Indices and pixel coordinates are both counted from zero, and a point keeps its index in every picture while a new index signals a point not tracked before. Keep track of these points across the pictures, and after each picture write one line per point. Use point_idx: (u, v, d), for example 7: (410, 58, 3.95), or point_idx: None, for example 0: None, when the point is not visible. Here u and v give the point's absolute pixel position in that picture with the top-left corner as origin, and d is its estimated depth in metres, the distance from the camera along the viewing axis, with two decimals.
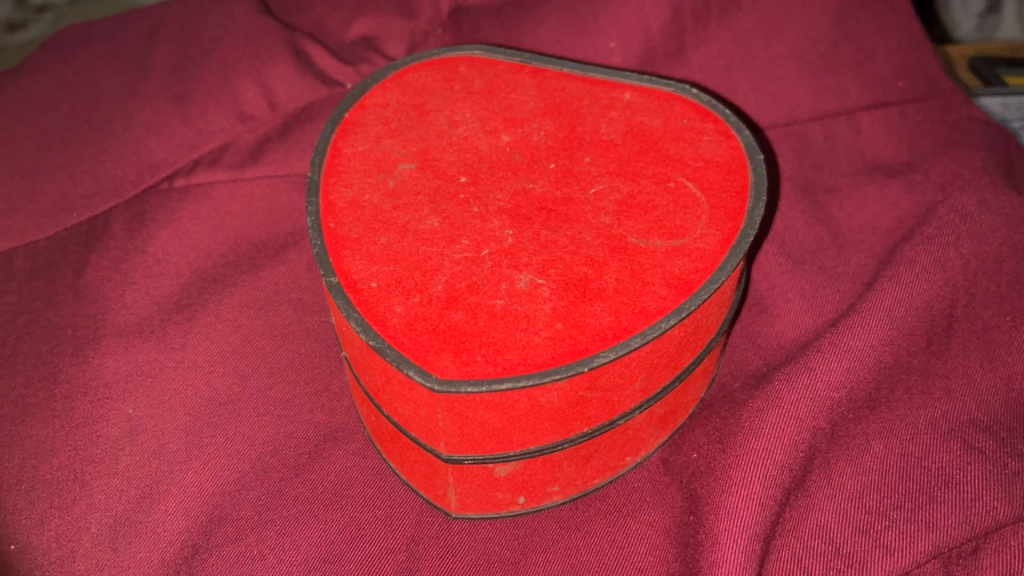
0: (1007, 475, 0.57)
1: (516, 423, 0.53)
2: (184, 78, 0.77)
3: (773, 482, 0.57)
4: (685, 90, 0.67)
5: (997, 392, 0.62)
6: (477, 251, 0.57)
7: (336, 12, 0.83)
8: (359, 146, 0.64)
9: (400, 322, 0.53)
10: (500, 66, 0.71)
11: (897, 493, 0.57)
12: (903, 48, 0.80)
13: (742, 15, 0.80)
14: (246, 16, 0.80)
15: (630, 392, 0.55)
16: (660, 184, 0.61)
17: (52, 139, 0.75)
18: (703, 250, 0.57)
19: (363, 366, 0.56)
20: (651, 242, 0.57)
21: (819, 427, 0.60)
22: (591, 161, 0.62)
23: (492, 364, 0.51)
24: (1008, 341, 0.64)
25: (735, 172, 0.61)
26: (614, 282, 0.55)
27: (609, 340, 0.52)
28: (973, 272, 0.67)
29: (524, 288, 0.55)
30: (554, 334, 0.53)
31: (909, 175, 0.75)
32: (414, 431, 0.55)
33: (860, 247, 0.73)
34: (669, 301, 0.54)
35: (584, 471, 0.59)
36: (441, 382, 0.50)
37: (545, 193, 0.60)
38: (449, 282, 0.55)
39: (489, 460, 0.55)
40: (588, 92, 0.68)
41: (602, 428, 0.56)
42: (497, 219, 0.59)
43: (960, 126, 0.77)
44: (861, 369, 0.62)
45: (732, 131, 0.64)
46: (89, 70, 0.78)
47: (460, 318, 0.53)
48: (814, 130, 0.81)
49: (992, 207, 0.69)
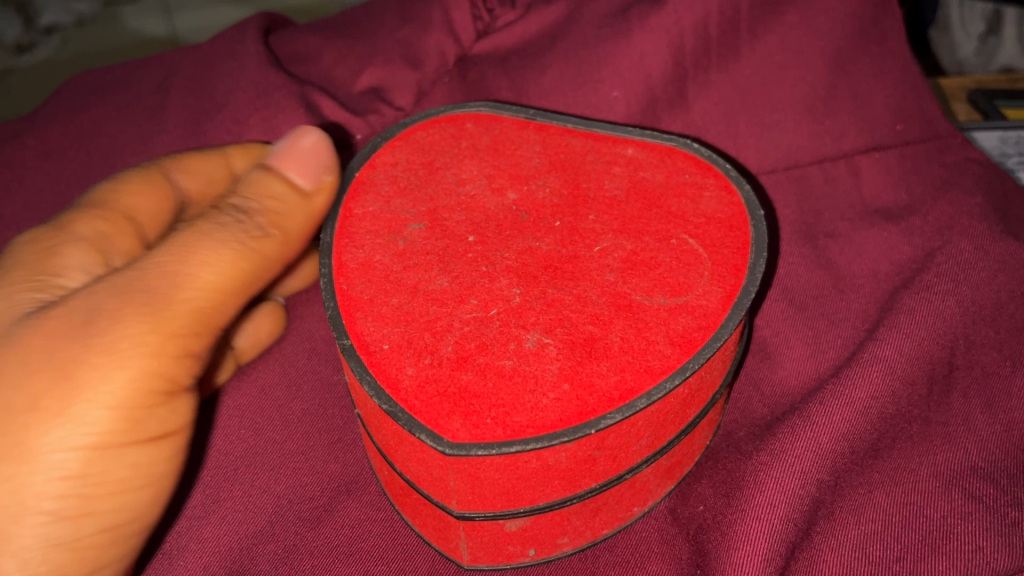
0: (1006, 525, 0.58)
1: (527, 482, 0.54)
2: (198, 132, 0.82)
3: (779, 534, 0.59)
4: (686, 145, 0.69)
5: (997, 438, 0.63)
6: (486, 311, 0.58)
7: (342, 62, 0.86)
8: (369, 207, 0.65)
9: (411, 384, 0.55)
10: (505, 123, 0.72)
11: (900, 543, 0.58)
12: (898, 92, 0.82)
13: (741, 62, 0.82)
14: (253, 69, 0.83)
15: (637, 448, 0.57)
16: (663, 241, 0.62)
17: (72, 194, 0.81)
18: (706, 306, 0.58)
19: (376, 426, 0.58)
20: (655, 300, 0.59)
21: (822, 480, 0.62)
22: (594, 219, 0.64)
23: (502, 426, 0.53)
24: (1007, 385, 0.66)
25: (736, 228, 0.63)
26: (619, 341, 0.56)
27: (616, 401, 0.54)
28: (970, 322, 0.68)
29: (532, 348, 0.56)
30: (562, 395, 0.54)
31: (906, 219, 0.77)
32: (426, 488, 0.57)
33: (860, 291, 0.75)
34: (673, 359, 0.56)
35: (593, 523, 0.60)
36: (452, 445, 0.52)
37: (550, 252, 0.62)
38: (459, 343, 0.56)
39: (499, 516, 0.56)
40: (591, 147, 0.69)
41: (610, 483, 0.57)
42: (504, 277, 0.60)
43: (959, 166, 0.80)
44: (861, 420, 0.64)
45: (733, 186, 0.66)
46: (101, 124, 0.84)
47: (470, 379, 0.55)
48: (815, 174, 0.82)
49: (989, 255, 0.71)
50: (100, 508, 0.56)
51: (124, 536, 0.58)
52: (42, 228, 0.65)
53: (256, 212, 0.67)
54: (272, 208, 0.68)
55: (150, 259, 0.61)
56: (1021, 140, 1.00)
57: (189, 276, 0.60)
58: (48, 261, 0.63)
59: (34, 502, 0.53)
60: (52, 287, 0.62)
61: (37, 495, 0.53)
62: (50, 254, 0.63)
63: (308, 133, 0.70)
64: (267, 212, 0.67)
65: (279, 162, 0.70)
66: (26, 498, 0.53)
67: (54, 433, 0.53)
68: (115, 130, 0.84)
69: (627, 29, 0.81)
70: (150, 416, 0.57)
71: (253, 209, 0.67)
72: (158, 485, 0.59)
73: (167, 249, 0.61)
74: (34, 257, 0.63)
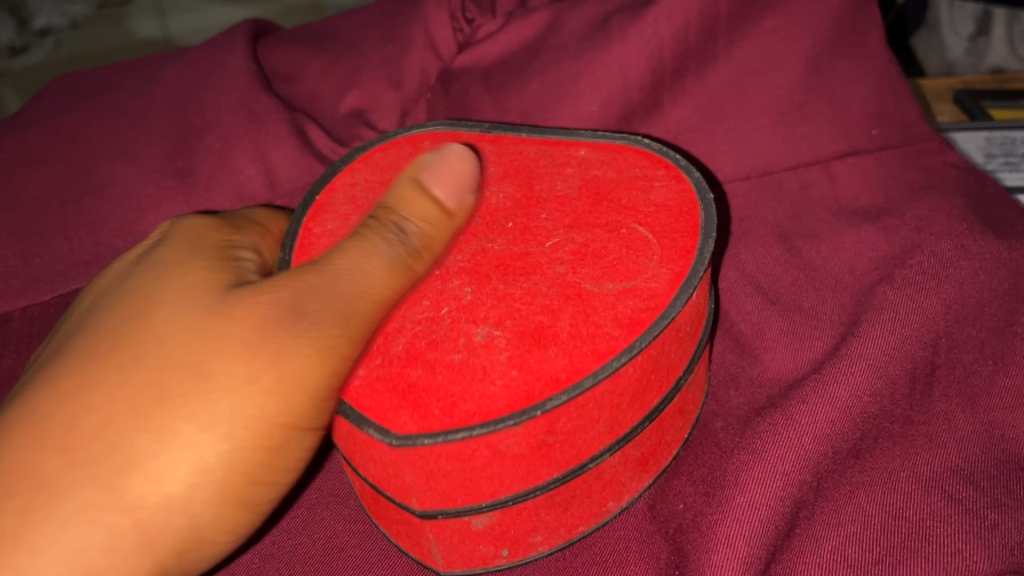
0: (986, 527, 0.58)
1: (482, 472, 0.53)
2: (186, 153, 0.82)
3: (760, 535, 0.59)
4: (636, 142, 0.68)
5: (979, 437, 0.63)
6: (438, 309, 0.57)
7: (329, 80, 0.88)
8: (329, 224, 0.65)
9: (361, 383, 0.55)
10: (462, 138, 0.71)
11: (880, 544, 0.58)
12: (877, 96, 0.82)
13: (718, 66, 0.81)
14: (245, 87, 0.84)
15: (594, 434, 0.55)
16: (612, 232, 0.61)
17: (49, 200, 0.81)
18: (654, 289, 0.57)
19: (333, 431, 0.57)
20: (604, 286, 0.57)
21: (804, 481, 0.61)
22: (546, 217, 0.63)
23: (449, 415, 0.52)
24: (987, 384, 0.66)
25: (686, 214, 0.62)
26: (569, 327, 0.55)
27: (562, 382, 0.52)
28: (951, 320, 0.68)
29: (481, 340, 0.55)
30: (510, 381, 0.53)
31: (884, 220, 0.77)
32: (388, 490, 0.56)
33: (836, 288, 0.75)
34: (620, 339, 0.54)
35: (563, 520, 0.59)
36: (398, 437, 0.51)
37: (503, 250, 0.61)
38: (409, 341, 0.56)
39: (462, 513, 0.56)
40: (544, 153, 0.69)
41: (572, 473, 0.56)
42: (456, 278, 0.59)
43: (936, 170, 0.80)
44: (839, 416, 0.64)
45: (683, 175, 0.65)
46: (79, 130, 0.84)
47: (419, 374, 0.54)
48: (790, 180, 0.83)
49: (970, 253, 0.71)
50: (233, 505, 0.54)
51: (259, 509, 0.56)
52: (216, 223, 0.66)
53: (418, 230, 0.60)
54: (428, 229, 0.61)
55: (336, 267, 0.57)
56: (1006, 140, 1.00)
57: (359, 289, 0.56)
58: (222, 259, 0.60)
59: (176, 491, 0.51)
60: (239, 271, 0.61)
61: (212, 458, 0.52)
62: (226, 249, 0.63)
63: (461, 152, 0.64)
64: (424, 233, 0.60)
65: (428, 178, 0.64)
66: (201, 463, 0.52)
67: (230, 422, 0.52)
68: (92, 133, 0.84)
69: (604, 36, 0.81)
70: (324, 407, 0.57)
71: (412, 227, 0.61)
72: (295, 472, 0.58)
73: (350, 260, 0.58)
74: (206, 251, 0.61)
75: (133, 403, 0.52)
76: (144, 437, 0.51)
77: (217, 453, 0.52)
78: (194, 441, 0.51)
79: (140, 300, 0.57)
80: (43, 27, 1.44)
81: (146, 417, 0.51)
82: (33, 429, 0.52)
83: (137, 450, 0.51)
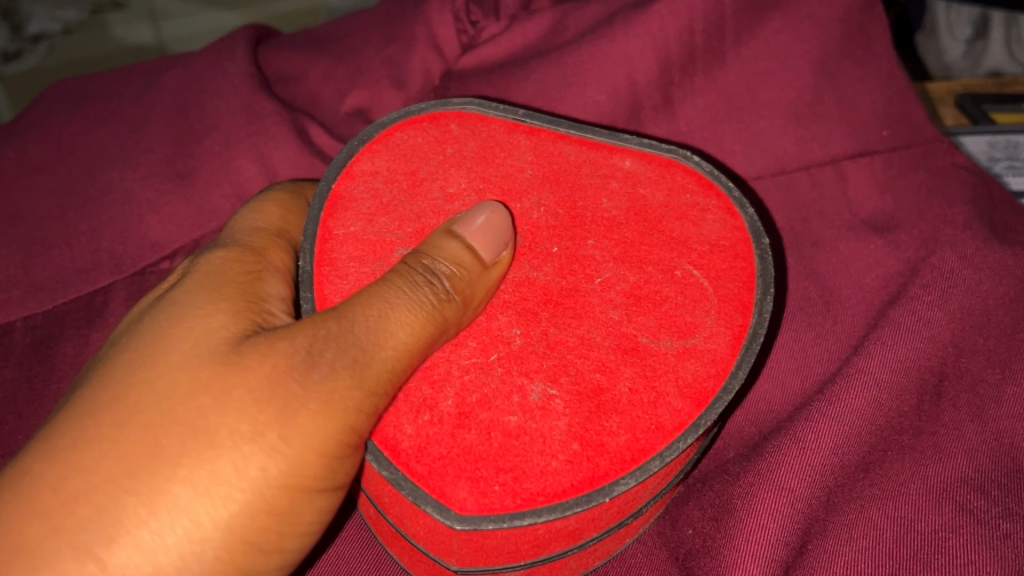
0: (998, 538, 0.58)
1: (531, 542, 0.55)
2: (186, 155, 0.82)
3: (772, 564, 0.59)
4: (684, 156, 0.67)
5: (987, 448, 0.63)
6: (485, 357, 0.58)
7: (328, 83, 0.87)
8: (352, 226, 0.64)
9: (411, 446, 0.55)
10: (493, 124, 0.70)
11: (894, 558, 0.58)
12: (885, 97, 0.82)
13: (727, 67, 0.81)
14: (241, 93, 0.83)
15: (641, 496, 0.57)
16: (666, 273, 0.61)
17: (50, 209, 0.80)
18: (715, 351, 0.58)
19: (368, 480, 0.57)
20: (663, 343, 0.58)
21: (814, 496, 0.62)
22: (593, 245, 0.63)
23: (511, 495, 0.53)
24: (996, 393, 0.65)
25: (741, 258, 0.63)
26: (628, 392, 0.56)
27: (628, 463, 0.54)
28: (958, 328, 0.68)
29: (537, 401, 0.56)
30: (572, 457, 0.54)
31: (893, 233, 0.77)
32: (425, 545, 0.57)
33: (848, 303, 0.75)
34: (684, 414, 0.56)
35: (584, 560, 0.60)
36: (461, 518, 0.52)
37: (549, 283, 0.61)
38: (459, 396, 0.56)
39: (499, 568, 0.57)
40: (586, 158, 0.68)
41: (611, 529, 0.58)
42: (502, 314, 0.60)
43: (945, 173, 0.79)
44: (851, 440, 0.64)
45: (736, 209, 0.65)
46: (81, 137, 0.84)
47: (473, 438, 0.55)
48: (802, 180, 0.82)
49: (973, 263, 0.70)
50: (232, 572, 0.52)
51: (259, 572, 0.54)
52: (238, 249, 0.62)
53: (447, 276, 0.57)
54: (460, 276, 0.57)
55: (357, 314, 0.54)
56: (1009, 144, 0.99)
57: (379, 339, 0.54)
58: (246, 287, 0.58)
59: (168, 560, 0.49)
60: (261, 311, 0.57)
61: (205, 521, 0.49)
62: (251, 284, 0.59)
63: (493, 211, 0.61)
64: (455, 278, 0.57)
65: (462, 225, 0.60)
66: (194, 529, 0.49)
67: (230, 485, 0.50)
68: (94, 139, 0.83)
69: (610, 34, 0.81)
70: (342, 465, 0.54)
71: (443, 271, 0.57)
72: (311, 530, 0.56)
73: (371, 308, 0.55)
74: (241, 278, 0.59)
75: (128, 467, 0.49)
76: (134, 501, 0.48)
77: (214, 517, 0.50)
78: (191, 506, 0.49)
79: (145, 338, 0.54)
80: (36, 33, 1.40)
81: (140, 481, 0.48)
82: (19, 489, 0.48)
83: (146, 515, 0.48)
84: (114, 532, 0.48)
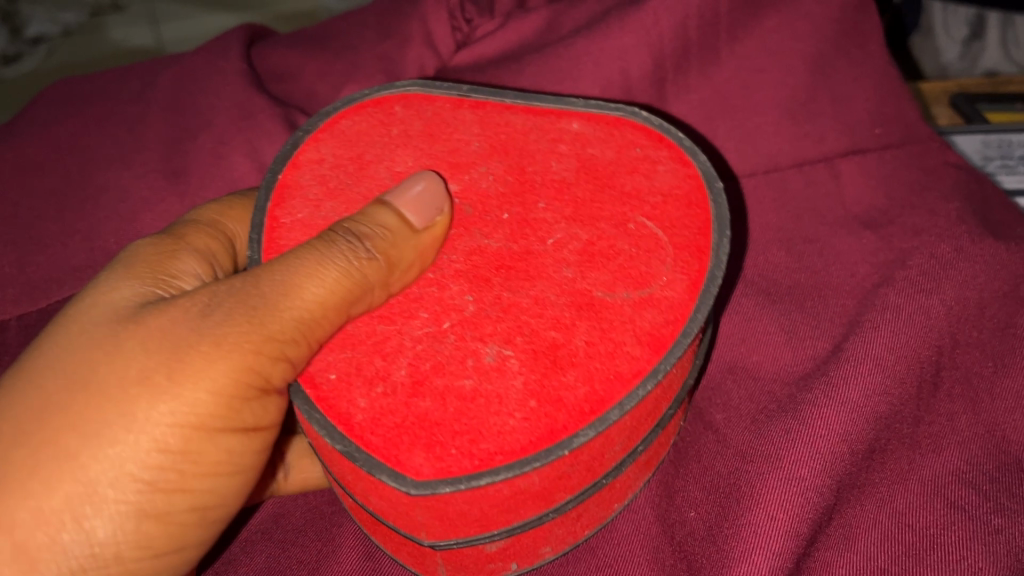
0: (989, 532, 0.58)
1: (499, 507, 0.54)
2: (179, 153, 0.82)
3: (780, 555, 0.58)
4: (632, 113, 0.65)
5: (980, 440, 0.63)
6: (439, 326, 0.56)
7: (322, 79, 0.87)
8: (299, 214, 0.63)
9: (364, 419, 0.54)
10: (437, 102, 0.68)
11: (892, 552, 0.58)
12: (879, 97, 0.82)
13: (721, 65, 0.82)
14: (235, 90, 0.84)
15: (610, 454, 0.56)
16: (619, 227, 0.60)
17: (46, 208, 0.81)
18: (671, 299, 0.57)
19: (332, 459, 0.57)
20: (618, 295, 0.57)
21: (827, 485, 0.61)
22: (545, 207, 0.61)
23: (468, 457, 0.52)
24: (989, 386, 0.66)
25: (695, 206, 0.61)
26: (584, 346, 0.55)
27: (587, 414, 0.53)
28: (954, 319, 0.68)
29: (492, 363, 0.54)
30: (530, 415, 0.53)
31: (885, 228, 0.77)
32: (396, 522, 0.56)
33: (842, 293, 0.74)
34: (643, 360, 0.55)
35: (574, 530, 0.60)
36: (417, 484, 0.51)
37: (501, 248, 0.59)
38: (412, 365, 0.55)
39: (473, 541, 0.56)
40: (533, 124, 0.66)
41: (587, 491, 0.57)
42: (454, 284, 0.58)
43: (937, 171, 0.80)
44: (863, 422, 0.63)
45: (688, 158, 0.63)
46: (76, 136, 0.84)
47: (428, 406, 0.53)
48: (795, 177, 0.82)
49: (969, 255, 0.70)
50: (146, 516, 0.56)
51: (200, 509, 0.59)
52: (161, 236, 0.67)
53: (367, 237, 0.58)
54: (384, 237, 0.58)
55: (280, 275, 0.57)
56: (1002, 143, 1.00)
57: (288, 293, 0.56)
58: (167, 264, 0.64)
59: (60, 502, 0.54)
60: (170, 287, 0.63)
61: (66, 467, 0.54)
62: (168, 266, 0.64)
63: (423, 178, 0.61)
64: (377, 238, 0.58)
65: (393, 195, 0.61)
66: (78, 474, 0.54)
67: (95, 435, 0.54)
68: (89, 139, 0.84)
69: (605, 31, 0.81)
70: (244, 407, 0.58)
71: (363, 233, 0.58)
72: (229, 473, 0.60)
73: (271, 272, 0.57)
74: (156, 256, 0.64)
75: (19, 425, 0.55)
76: (23, 453, 0.54)
77: (105, 458, 0.55)
78: (79, 449, 0.54)
79: (83, 318, 0.59)
80: (35, 35, 1.40)
81: (25, 437, 0.55)
82: None
83: (82, 455, 0.54)
84: (56, 472, 0.54)
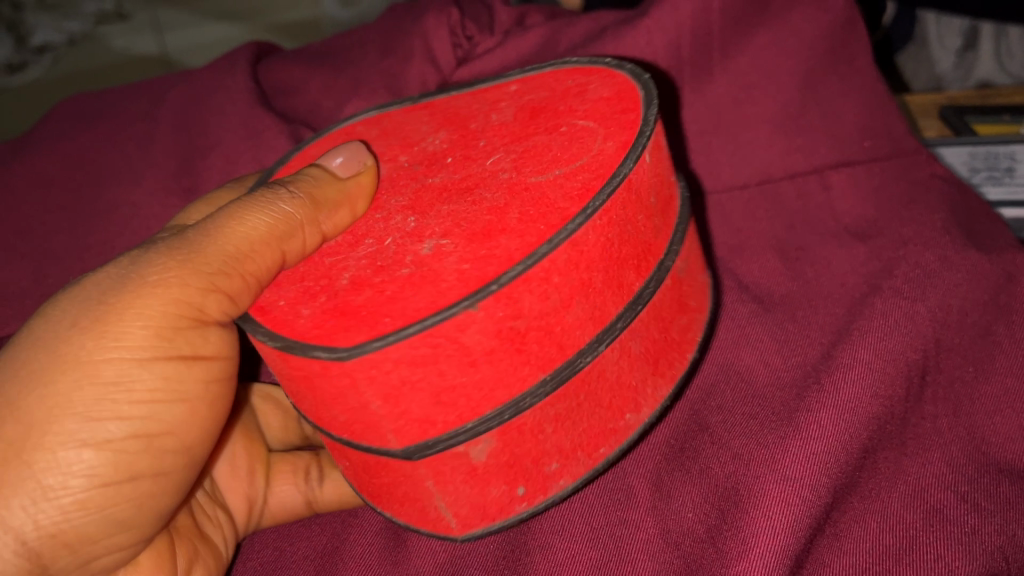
0: (966, 533, 0.60)
1: (457, 389, 0.49)
2: (188, 167, 0.85)
3: (781, 554, 0.59)
4: (562, 62, 0.64)
5: (962, 444, 0.66)
6: (381, 244, 0.55)
7: (328, 92, 0.90)
8: None
9: (308, 321, 0.52)
10: (392, 114, 0.70)
11: (887, 556, 0.59)
12: (868, 112, 0.85)
13: (714, 81, 0.85)
14: (240, 108, 0.86)
15: (574, 321, 0.50)
16: (552, 131, 0.57)
17: (59, 221, 0.84)
18: (603, 159, 0.53)
19: (297, 393, 0.55)
20: (550, 174, 0.53)
21: (827, 483, 0.62)
22: (484, 144, 0.60)
23: (397, 321, 0.48)
24: (970, 392, 0.68)
25: (621, 99, 0.57)
26: (517, 218, 0.51)
27: (519, 257, 0.48)
28: (939, 326, 0.70)
29: (429, 253, 0.52)
30: (464, 275, 0.49)
31: (872, 240, 0.80)
32: (365, 439, 0.53)
33: (831, 300, 0.77)
34: (572, 208, 0.50)
35: (575, 441, 0.54)
36: (346, 351, 0.48)
37: (445, 180, 0.58)
38: (354, 274, 0.54)
39: (443, 444, 0.51)
40: (475, 100, 0.66)
41: (562, 372, 0.51)
42: (400, 214, 0.58)
43: (924, 182, 0.82)
44: (857, 423, 0.65)
45: (615, 70, 0.61)
46: (89, 150, 0.87)
47: (362, 298, 0.51)
48: (787, 188, 0.85)
49: (953, 264, 0.73)
50: (93, 452, 0.59)
51: (152, 440, 0.62)
52: None
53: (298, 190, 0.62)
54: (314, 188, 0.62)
55: (222, 223, 0.62)
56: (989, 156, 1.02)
57: (227, 234, 0.62)
58: None
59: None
60: None
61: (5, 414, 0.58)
62: None
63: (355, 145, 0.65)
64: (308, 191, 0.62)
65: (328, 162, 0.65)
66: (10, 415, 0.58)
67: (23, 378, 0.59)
68: (99, 153, 0.87)
69: (600, 49, 0.84)
70: (177, 337, 0.61)
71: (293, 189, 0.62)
72: (174, 404, 0.63)
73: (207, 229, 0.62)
74: None
75: None
76: None
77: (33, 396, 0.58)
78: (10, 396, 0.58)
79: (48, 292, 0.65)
80: (40, 44, 1.50)
81: None
82: None
83: (23, 401, 0.58)
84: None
